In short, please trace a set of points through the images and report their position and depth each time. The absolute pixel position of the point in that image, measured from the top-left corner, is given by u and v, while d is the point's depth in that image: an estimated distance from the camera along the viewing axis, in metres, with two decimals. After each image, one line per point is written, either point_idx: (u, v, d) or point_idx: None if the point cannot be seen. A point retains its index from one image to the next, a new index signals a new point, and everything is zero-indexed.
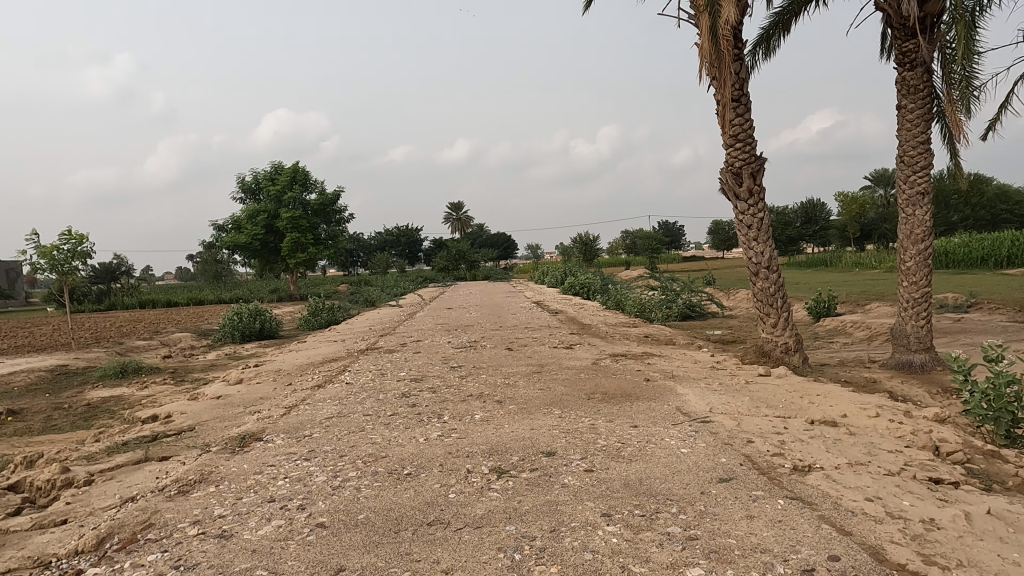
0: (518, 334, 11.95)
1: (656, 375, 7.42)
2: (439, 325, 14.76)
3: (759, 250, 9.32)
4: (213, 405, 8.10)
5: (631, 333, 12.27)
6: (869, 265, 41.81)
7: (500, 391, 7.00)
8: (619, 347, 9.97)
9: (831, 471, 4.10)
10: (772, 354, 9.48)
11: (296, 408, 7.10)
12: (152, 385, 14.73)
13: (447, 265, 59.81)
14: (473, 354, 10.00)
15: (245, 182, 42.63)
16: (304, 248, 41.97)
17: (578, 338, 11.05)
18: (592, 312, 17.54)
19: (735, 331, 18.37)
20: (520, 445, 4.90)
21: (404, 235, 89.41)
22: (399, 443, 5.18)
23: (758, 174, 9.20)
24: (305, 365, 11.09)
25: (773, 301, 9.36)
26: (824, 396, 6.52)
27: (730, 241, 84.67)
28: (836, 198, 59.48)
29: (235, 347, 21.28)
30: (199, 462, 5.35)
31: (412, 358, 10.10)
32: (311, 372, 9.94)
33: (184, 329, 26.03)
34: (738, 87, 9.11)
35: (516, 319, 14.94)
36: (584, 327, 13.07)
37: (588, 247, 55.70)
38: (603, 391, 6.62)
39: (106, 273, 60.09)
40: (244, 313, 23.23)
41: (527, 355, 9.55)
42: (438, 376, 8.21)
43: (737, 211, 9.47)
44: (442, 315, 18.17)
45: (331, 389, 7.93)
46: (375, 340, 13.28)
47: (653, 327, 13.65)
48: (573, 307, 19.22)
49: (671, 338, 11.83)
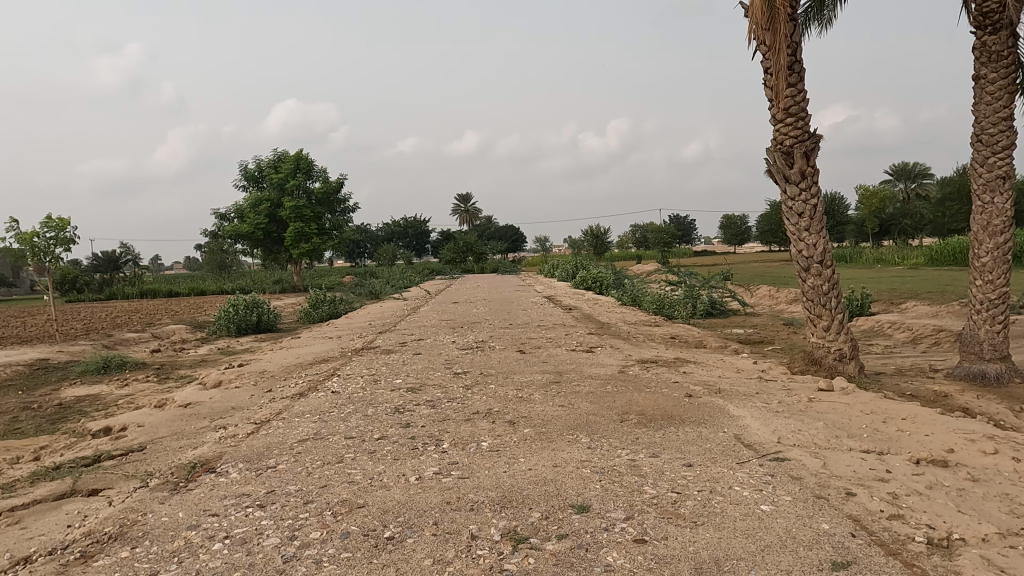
0: (531, 334, 10.73)
1: (698, 390, 6.21)
2: (444, 322, 13.57)
3: (812, 242, 8.09)
4: (178, 415, 6.95)
5: (656, 335, 11.03)
6: (891, 260, 40.38)
7: (512, 407, 5.81)
8: (648, 352, 8.75)
9: (987, 553, 2.87)
10: (824, 362, 8.25)
11: (268, 425, 5.92)
12: (133, 383, 13.61)
13: (455, 257, 58.73)
14: (480, 357, 8.80)
15: (248, 170, 41.54)
16: (307, 238, 40.92)
17: (599, 340, 9.82)
18: (608, 309, 16.29)
19: (761, 331, 17.13)
20: (542, 492, 3.71)
21: (412, 227, 88.26)
22: (384, 483, 4.01)
23: (812, 154, 7.95)
24: (293, 366, 9.93)
25: (826, 300, 8.14)
26: (912, 421, 5.29)
27: (743, 236, 83.06)
28: (857, 193, 58.05)
29: (229, 341, 20.19)
30: (129, 502, 4.16)
31: (411, 361, 8.92)
32: (298, 376, 8.77)
33: (180, 321, 25.00)
34: (791, 52, 7.85)
35: (528, 316, 13.73)
36: (603, 327, 11.85)
37: (598, 240, 54.44)
38: (639, 410, 5.42)
39: (109, 261, 59.22)
40: (241, 305, 22.17)
41: (542, 359, 8.36)
42: (439, 385, 7.03)
43: (785, 197, 8.24)
44: (448, 310, 17.00)
45: (312, 401, 6.75)
46: (373, 338, 12.12)
47: (679, 328, 12.40)
48: (588, 303, 18.00)
49: (702, 341, 10.60)
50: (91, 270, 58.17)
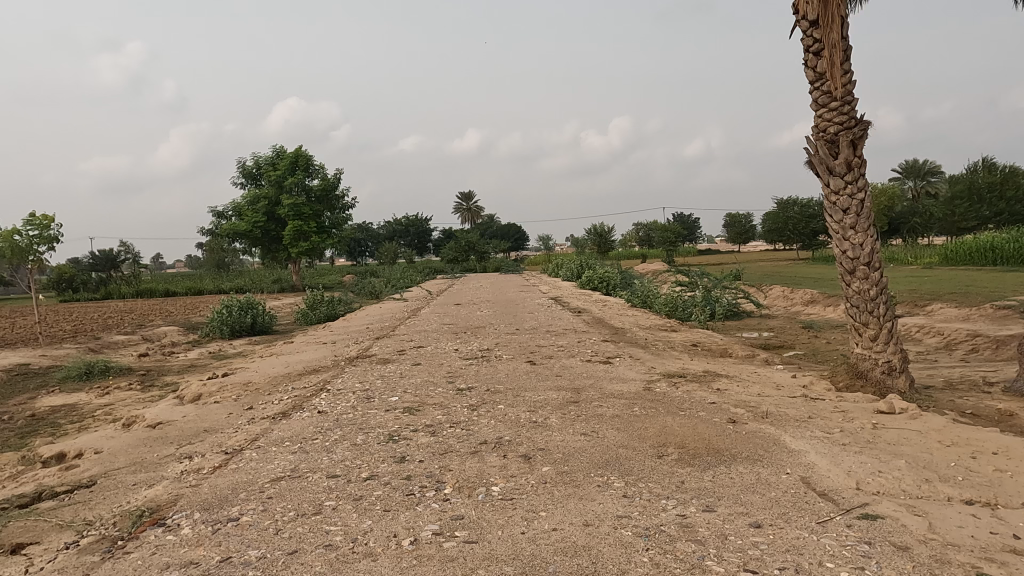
0: (541, 342, 9.85)
1: (742, 414, 5.32)
2: (447, 326, 12.73)
3: (858, 241, 7.22)
4: (142, 439, 6.08)
5: (677, 342, 10.14)
6: (904, 259, 39.39)
7: (525, 436, 4.96)
8: (673, 363, 7.87)
9: None
10: (870, 376, 7.37)
11: (240, 455, 5.04)
12: (114, 391, 12.76)
13: (457, 256, 57.86)
14: (487, 369, 7.92)
15: (245, 167, 40.72)
16: (306, 236, 40.12)
17: (617, 349, 8.93)
18: (619, 312, 15.41)
19: (779, 335, 16.24)
20: (573, 569, 2.83)
21: (413, 225, 87.38)
22: (370, 551, 3.13)
23: (860, 143, 7.08)
24: (281, 377, 9.06)
25: (873, 307, 7.25)
26: (1007, 457, 4.40)
27: (747, 234, 82.21)
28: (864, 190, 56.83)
29: (221, 344, 19.36)
30: (48, 570, 3.28)
31: (409, 373, 8.05)
32: (284, 390, 7.90)
33: (174, 322, 24.20)
34: (839, 27, 6.97)
35: (536, 320, 12.85)
36: (619, 332, 10.97)
37: (602, 238, 53.55)
38: (677, 442, 4.56)
39: (106, 260, 58.41)
40: (235, 306, 21.31)
41: (556, 372, 7.49)
42: (440, 404, 6.16)
43: (827, 191, 7.38)
44: (450, 312, 16.14)
45: (294, 424, 5.86)
46: (369, 344, 11.28)
47: (700, 333, 11.50)
48: (597, 305, 17.14)
49: (727, 348, 9.72)
50: (88, 269, 57.40)
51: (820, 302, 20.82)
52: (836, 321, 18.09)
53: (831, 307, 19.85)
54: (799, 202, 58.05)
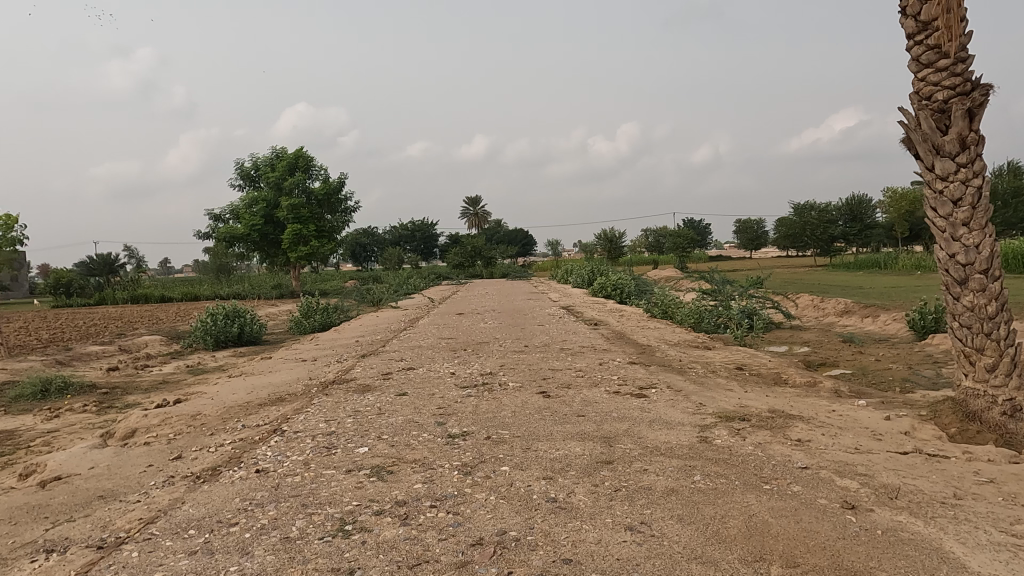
0: (555, 365, 8.16)
1: (858, 493, 3.62)
2: (444, 342, 11.08)
3: (973, 242, 5.49)
4: (12, 509, 4.41)
5: (718, 366, 8.42)
6: (931, 266, 37.31)
7: (540, 532, 3.27)
8: (726, 399, 6.16)
9: None
10: (986, 420, 5.60)
11: (113, 554, 3.37)
12: (63, 414, 11.10)
13: (462, 261, 56.29)
14: (488, 404, 6.24)
15: (244, 168, 39.35)
16: (306, 240, 38.80)
17: (649, 377, 7.22)
18: (640, 325, 13.69)
19: (819, 352, 14.47)
20: None
21: (419, 230, 85.86)
22: None
23: (979, 114, 5.40)
24: (237, 407, 7.41)
25: (992, 328, 5.50)
26: None
27: (759, 241, 80.37)
28: (884, 196, 57.12)
29: (202, 356, 17.75)
30: None
31: (389, 407, 6.40)
32: (232, 430, 6.23)
33: (158, 331, 22.68)
34: None
35: (548, 335, 11.18)
36: (647, 351, 9.27)
37: (613, 243, 51.87)
38: (785, 558, 2.87)
39: (103, 265, 57.24)
40: (220, 315, 19.70)
41: (576, 410, 5.80)
42: (421, 464, 4.48)
43: (931, 176, 5.69)
44: (451, 323, 14.48)
45: (214, 494, 4.18)
46: (353, 363, 9.63)
47: (741, 353, 9.77)
48: (614, 316, 15.43)
49: (781, 375, 7.99)
50: (85, 273, 56.11)
51: (856, 313, 19.01)
52: (879, 335, 16.31)
53: (870, 319, 18.04)
54: (817, 208, 56.26)
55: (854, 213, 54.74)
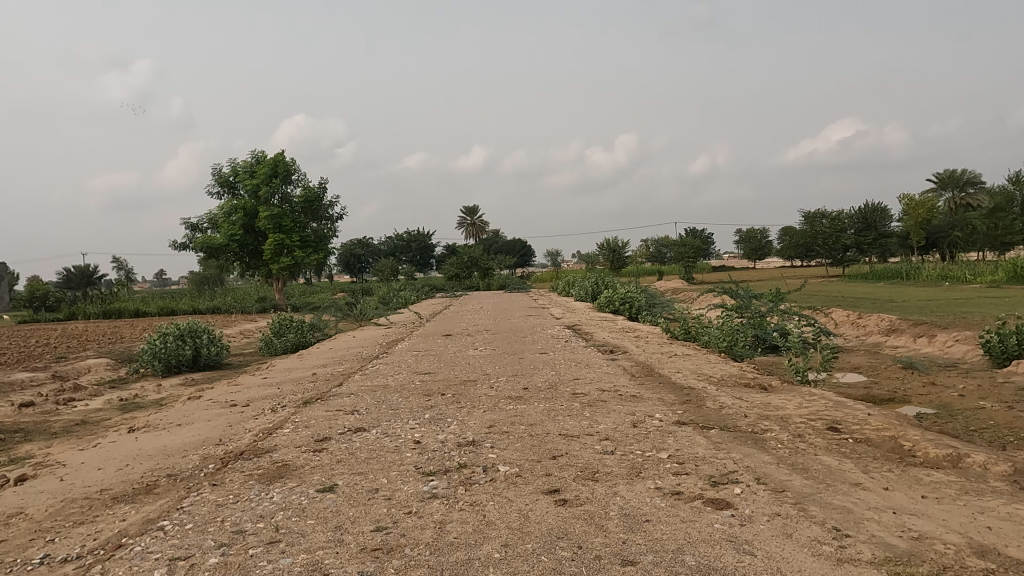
0: (568, 428, 5.56)
1: None
2: (417, 380, 8.48)
3: None
4: None
5: (804, 427, 5.81)
6: (959, 277, 34.76)
7: None
8: (875, 514, 3.54)
9: None
10: None
11: None
12: None
13: (458, 272, 53.67)
14: (460, 524, 3.60)
15: (221, 174, 36.81)
16: (289, 250, 36.45)
17: (719, 456, 4.60)
18: (666, 353, 11.10)
19: (881, 385, 11.89)
20: None
21: (415, 240, 83.33)
22: None
23: None
24: (77, 503, 4.74)
25: None
26: None
27: (763, 250, 78.01)
28: (899, 204, 54.63)
29: (144, 386, 15.10)
30: None
31: (295, 525, 3.76)
32: (18, 570, 3.57)
33: (108, 353, 20.01)
34: None
35: (553, 371, 8.57)
36: (695, 400, 6.68)
37: (616, 253, 49.36)
38: None
39: (82, 277, 54.45)
40: (171, 335, 17.09)
41: (618, 550, 3.17)
42: None
43: None
44: (434, 350, 11.87)
45: None
46: (286, 416, 6.99)
47: (819, 399, 7.14)
48: (631, 340, 12.87)
49: (904, 443, 5.38)
50: (62, 286, 53.35)
51: (907, 333, 16.44)
52: (944, 360, 13.75)
53: (926, 340, 15.46)
54: (829, 216, 53.82)
55: (868, 221, 52.17)
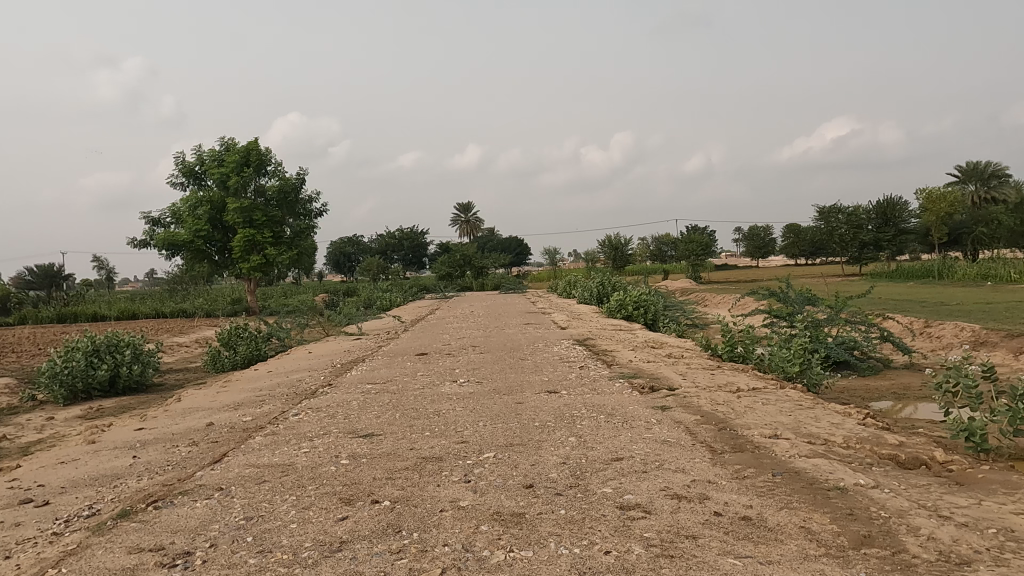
0: None
1: None
2: (342, 458, 4.97)
3: None
4: None
5: None
6: (1000, 275, 31.38)
7: None
8: None
9: None
10: None
11: None
12: None
13: (450, 271, 50.27)
14: None
15: (185, 162, 33.31)
16: (260, 248, 32.95)
17: None
18: (729, 390, 7.67)
19: None
20: None
21: (407, 238, 79.69)
22: None
23: None
24: None
25: None
26: None
27: (768, 248, 74.75)
28: (918, 198, 51.51)
29: (25, 423, 11.55)
30: None
31: None
32: None
33: (16, 370, 16.41)
34: None
35: (570, 441, 5.07)
36: (886, 541, 3.20)
37: (617, 251, 45.89)
38: None
39: (44, 278, 50.63)
40: (80, 351, 13.57)
41: None
42: None
43: None
44: (396, 383, 8.40)
45: None
46: (51, 561, 3.46)
47: None
48: (668, 366, 9.42)
49: None
50: (23, 287, 49.63)
51: (1004, 347, 13.00)
52: None
53: None
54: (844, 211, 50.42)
55: (887, 216, 48.91)
